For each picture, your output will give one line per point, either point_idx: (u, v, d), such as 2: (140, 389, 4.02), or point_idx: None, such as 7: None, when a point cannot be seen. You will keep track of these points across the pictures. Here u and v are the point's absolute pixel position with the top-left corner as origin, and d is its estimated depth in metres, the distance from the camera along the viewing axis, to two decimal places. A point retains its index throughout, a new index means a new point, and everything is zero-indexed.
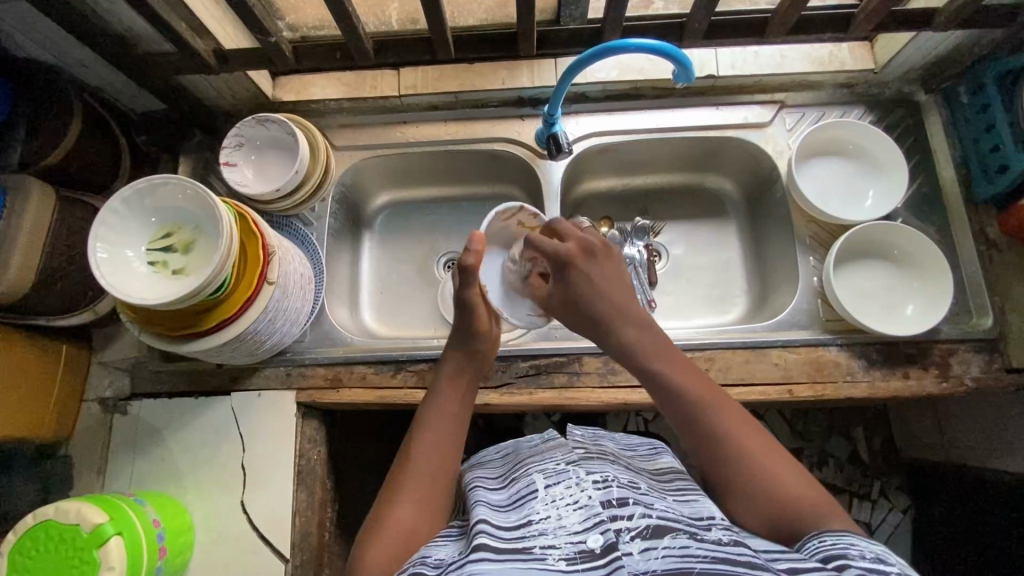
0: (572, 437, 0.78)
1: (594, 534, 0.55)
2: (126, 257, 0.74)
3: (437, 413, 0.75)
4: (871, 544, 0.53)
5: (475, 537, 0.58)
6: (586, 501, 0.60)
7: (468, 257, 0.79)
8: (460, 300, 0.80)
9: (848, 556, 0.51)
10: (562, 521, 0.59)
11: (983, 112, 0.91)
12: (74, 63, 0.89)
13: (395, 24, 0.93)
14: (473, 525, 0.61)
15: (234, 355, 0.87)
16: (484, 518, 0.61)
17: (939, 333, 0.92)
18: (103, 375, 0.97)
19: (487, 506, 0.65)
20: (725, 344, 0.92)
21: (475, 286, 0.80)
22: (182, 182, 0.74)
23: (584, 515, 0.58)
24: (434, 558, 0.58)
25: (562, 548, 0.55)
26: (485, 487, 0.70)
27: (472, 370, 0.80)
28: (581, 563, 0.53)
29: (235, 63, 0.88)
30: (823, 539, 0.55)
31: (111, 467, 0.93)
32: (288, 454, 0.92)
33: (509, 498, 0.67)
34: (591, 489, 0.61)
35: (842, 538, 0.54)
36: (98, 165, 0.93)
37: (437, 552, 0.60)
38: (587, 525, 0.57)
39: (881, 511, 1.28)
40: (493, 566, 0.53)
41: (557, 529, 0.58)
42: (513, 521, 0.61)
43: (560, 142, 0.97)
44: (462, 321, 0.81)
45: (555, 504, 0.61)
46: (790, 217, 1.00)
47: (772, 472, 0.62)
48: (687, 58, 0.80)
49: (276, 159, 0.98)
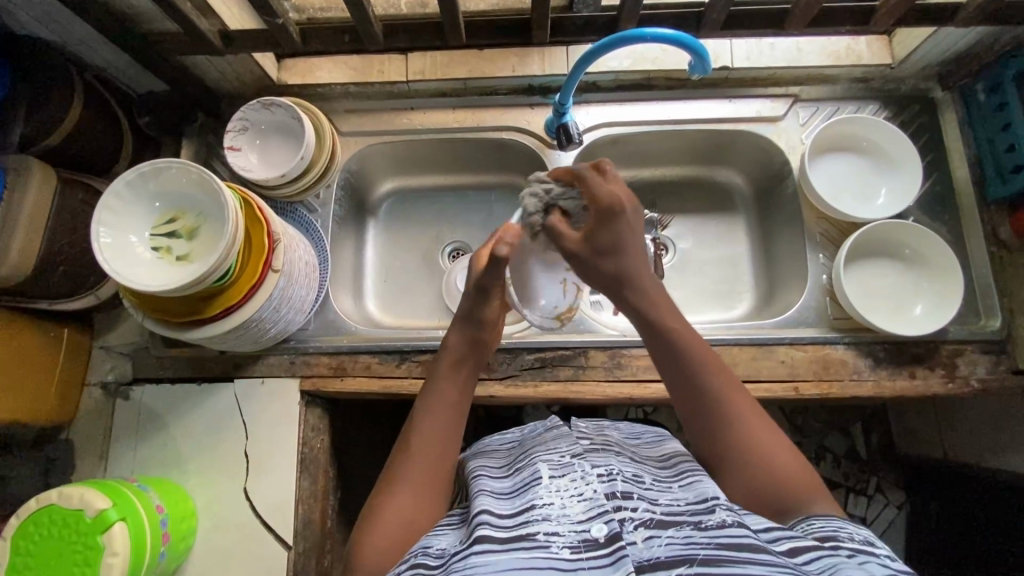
0: (575, 428, 0.78)
1: (599, 523, 0.55)
2: (129, 242, 0.73)
3: (436, 400, 0.74)
4: (861, 532, 0.54)
5: (478, 525, 0.57)
6: (590, 494, 0.59)
7: (497, 248, 0.75)
8: (478, 288, 0.77)
9: (839, 538, 0.53)
10: (565, 510, 0.58)
11: (1001, 110, 0.91)
12: (74, 41, 0.86)
13: (404, 7, 0.90)
14: (475, 513, 0.61)
15: (238, 342, 0.86)
16: (487, 507, 0.61)
17: (947, 333, 0.91)
18: (104, 360, 0.96)
19: (490, 495, 0.64)
20: (731, 340, 0.92)
21: (500, 276, 0.76)
22: (187, 166, 0.72)
23: (587, 506, 0.58)
24: (437, 548, 0.58)
25: (566, 536, 0.55)
26: (489, 476, 0.70)
27: (471, 355, 0.78)
28: (585, 551, 0.52)
29: (240, 44, 0.86)
30: (813, 522, 0.56)
31: (114, 451, 0.92)
32: (291, 443, 0.91)
33: (513, 485, 0.66)
34: (596, 482, 0.61)
35: (832, 523, 0.56)
36: (99, 147, 0.91)
37: (439, 541, 0.60)
38: (591, 514, 0.56)
39: (877, 506, 1.29)
40: (497, 556, 0.53)
41: (561, 516, 0.57)
42: (517, 507, 0.60)
43: (571, 133, 0.94)
44: (468, 309, 0.78)
45: (559, 493, 0.61)
46: (800, 213, 0.99)
47: (767, 449, 0.64)
48: (704, 48, 0.77)
49: (281, 144, 0.96)
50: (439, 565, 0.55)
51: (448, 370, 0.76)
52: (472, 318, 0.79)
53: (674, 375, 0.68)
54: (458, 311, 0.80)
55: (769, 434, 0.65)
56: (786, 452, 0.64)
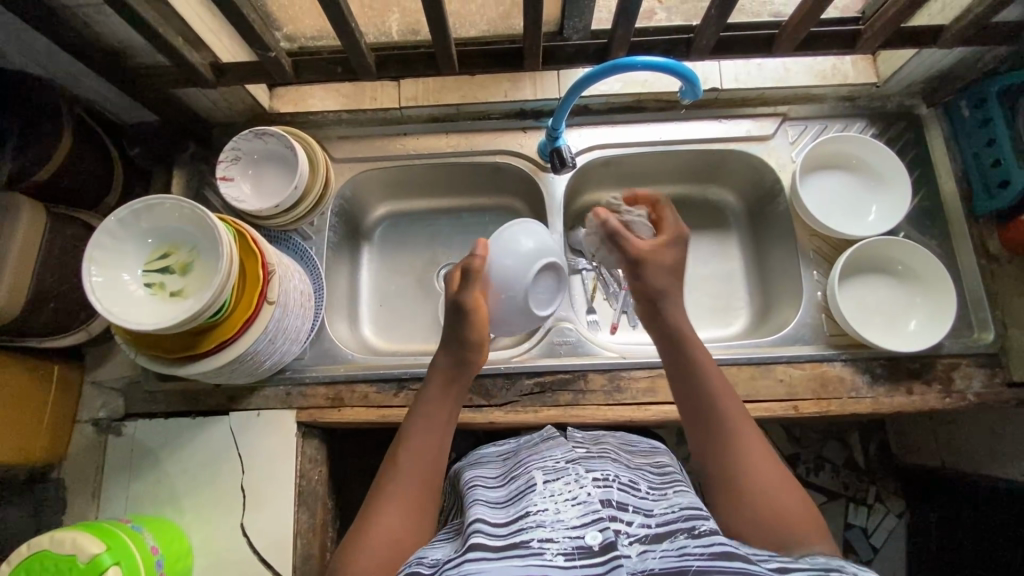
0: (572, 436, 0.79)
1: (593, 531, 0.54)
2: (121, 281, 0.72)
3: (424, 422, 0.73)
4: (863, 571, 0.50)
5: (472, 535, 0.57)
6: (584, 497, 0.59)
7: (473, 261, 0.78)
8: (455, 305, 0.77)
9: (842, 569, 0.51)
10: (559, 515, 0.58)
11: (984, 126, 0.92)
12: (64, 75, 0.86)
13: (396, 35, 0.91)
14: (470, 522, 0.60)
15: (234, 375, 0.85)
16: (482, 516, 0.60)
17: (941, 348, 0.92)
18: (95, 396, 0.94)
19: (485, 505, 0.64)
20: (730, 360, 0.92)
21: (473, 291, 0.77)
22: (181, 202, 0.71)
23: (582, 511, 0.58)
24: (432, 558, 0.58)
25: (560, 542, 0.54)
26: (484, 486, 0.70)
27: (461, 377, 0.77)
28: (579, 558, 0.52)
29: (231, 75, 0.85)
30: (817, 558, 0.55)
31: (106, 490, 0.90)
32: (288, 475, 0.90)
33: (507, 494, 0.66)
34: (590, 486, 0.61)
35: (834, 560, 0.54)
36: (89, 180, 0.90)
37: (435, 553, 0.60)
38: (585, 520, 0.56)
39: (877, 515, 1.28)
40: (490, 564, 0.52)
41: (555, 521, 0.57)
42: (511, 516, 0.60)
43: (564, 156, 0.96)
44: (455, 330, 0.77)
45: (553, 498, 0.60)
46: (793, 230, 1.00)
47: (769, 482, 0.65)
48: (695, 74, 0.78)
49: (274, 173, 0.95)
50: (432, 571, 0.55)
51: (440, 395, 0.76)
52: (456, 340, 0.77)
53: (686, 391, 0.73)
54: (447, 345, 0.78)
55: (772, 472, 0.66)
56: (787, 488, 0.64)
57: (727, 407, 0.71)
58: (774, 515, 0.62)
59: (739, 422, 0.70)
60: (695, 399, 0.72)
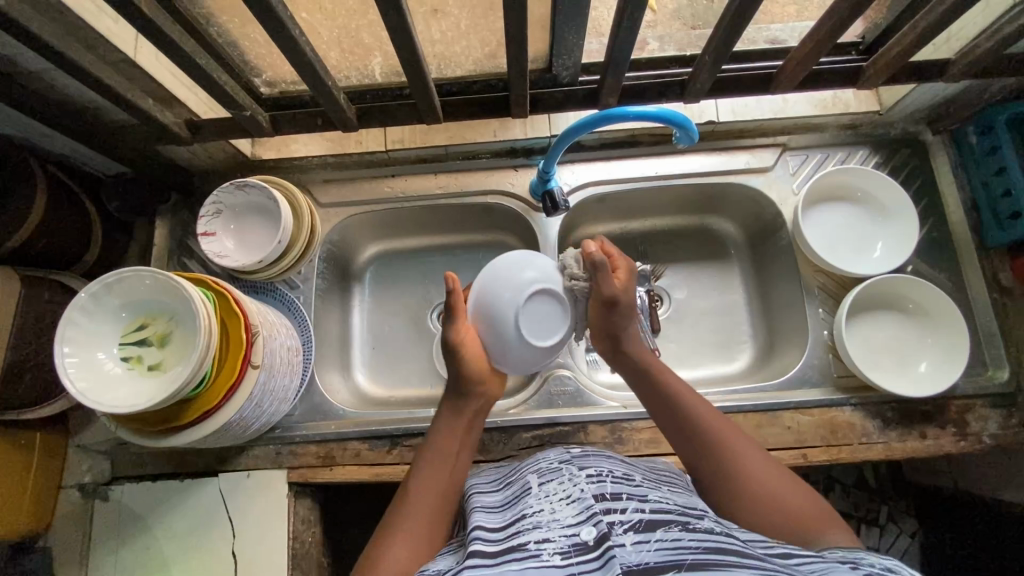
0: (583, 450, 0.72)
1: (589, 526, 0.50)
2: (96, 360, 0.69)
3: (433, 449, 0.69)
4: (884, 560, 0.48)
5: (470, 543, 0.52)
6: (578, 494, 0.55)
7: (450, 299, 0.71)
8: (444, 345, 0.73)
9: (860, 559, 0.49)
10: (555, 514, 0.53)
11: (994, 153, 0.89)
12: (36, 134, 0.83)
13: (379, 77, 0.85)
14: (469, 530, 0.55)
15: (220, 440, 0.81)
16: (478, 523, 0.56)
17: (954, 389, 0.89)
18: (81, 460, 0.92)
19: (483, 510, 0.59)
20: (735, 408, 0.89)
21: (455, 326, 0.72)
22: (150, 273, 0.68)
23: (577, 508, 0.53)
24: (435, 569, 0.53)
25: (558, 541, 0.49)
26: (481, 491, 0.65)
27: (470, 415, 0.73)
28: (576, 556, 0.47)
29: (207, 131, 0.83)
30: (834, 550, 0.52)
31: (92, 560, 0.87)
32: (280, 540, 0.87)
33: (505, 498, 0.61)
34: (584, 483, 0.57)
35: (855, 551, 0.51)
36: (67, 242, 0.87)
37: (438, 565, 0.55)
38: (580, 517, 0.52)
39: (889, 536, 1.17)
40: (487, 571, 0.47)
41: (550, 521, 0.52)
42: (507, 519, 0.56)
43: (556, 199, 0.91)
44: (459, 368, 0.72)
45: (548, 499, 0.56)
46: (796, 266, 0.97)
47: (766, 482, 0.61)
48: (689, 120, 0.76)
49: (257, 225, 0.93)
50: None
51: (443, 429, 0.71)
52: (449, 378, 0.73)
53: (665, 416, 0.70)
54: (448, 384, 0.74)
55: (773, 473, 0.63)
56: (787, 485, 0.61)
57: (706, 415, 0.68)
58: (782, 510, 0.59)
59: (719, 423, 0.68)
60: (674, 418, 0.69)
